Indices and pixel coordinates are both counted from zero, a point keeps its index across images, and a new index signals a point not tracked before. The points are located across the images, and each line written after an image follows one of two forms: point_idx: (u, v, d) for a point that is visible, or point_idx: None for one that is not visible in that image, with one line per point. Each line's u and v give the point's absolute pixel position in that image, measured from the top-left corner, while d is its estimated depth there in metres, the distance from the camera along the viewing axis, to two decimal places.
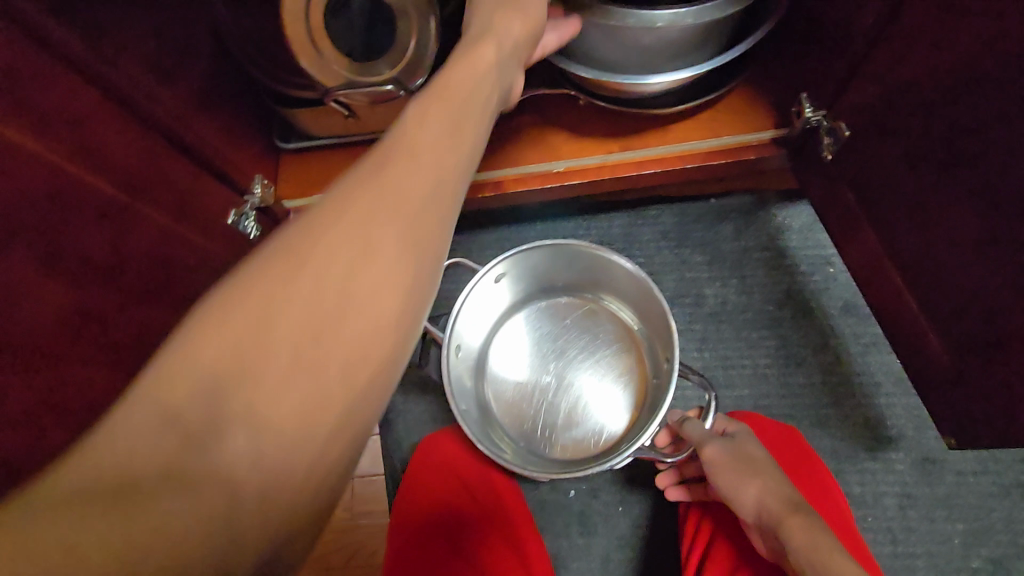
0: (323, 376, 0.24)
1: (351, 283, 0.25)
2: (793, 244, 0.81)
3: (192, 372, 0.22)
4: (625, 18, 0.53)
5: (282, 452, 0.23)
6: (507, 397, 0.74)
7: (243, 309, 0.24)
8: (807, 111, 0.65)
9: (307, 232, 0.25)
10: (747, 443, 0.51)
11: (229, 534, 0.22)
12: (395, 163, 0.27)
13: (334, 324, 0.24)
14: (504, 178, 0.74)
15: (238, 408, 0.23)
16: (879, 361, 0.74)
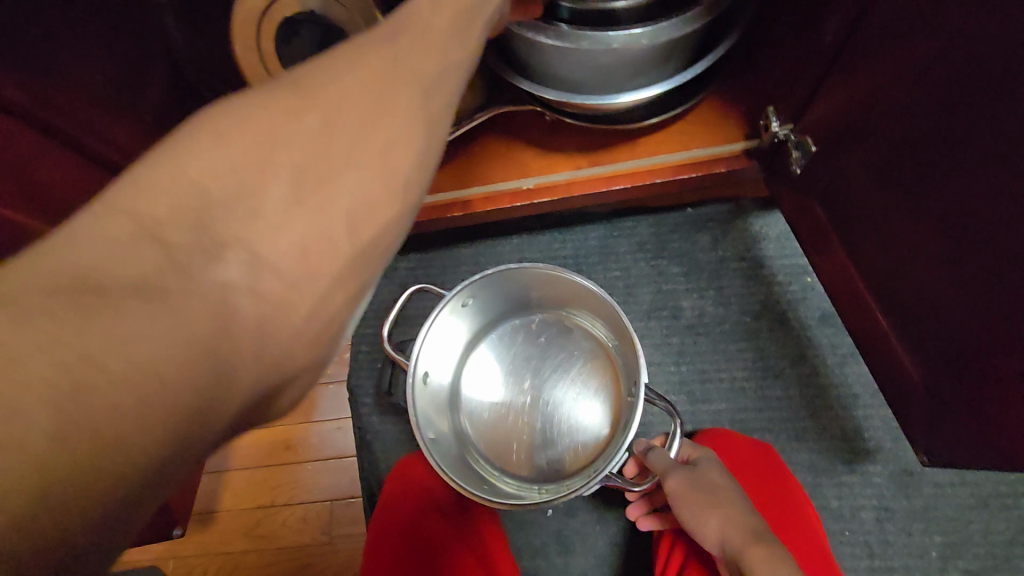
0: (325, 222, 0.24)
1: (358, 129, 0.25)
2: (770, 253, 0.80)
3: (181, 183, 0.22)
4: (580, 41, 0.52)
5: (276, 301, 0.23)
6: (482, 418, 0.73)
7: (243, 136, 0.23)
8: (774, 124, 0.64)
9: (307, 75, 0.25)
10: (708, 470, 0.53)
11: (213, 356, 0.21)
12: (408, 32, 0.27)
13: (337, 173, 0.24)
14: (472, 197, 0.73)
15: (235, 234, 0.22)
16: (858, 373, 0.73)
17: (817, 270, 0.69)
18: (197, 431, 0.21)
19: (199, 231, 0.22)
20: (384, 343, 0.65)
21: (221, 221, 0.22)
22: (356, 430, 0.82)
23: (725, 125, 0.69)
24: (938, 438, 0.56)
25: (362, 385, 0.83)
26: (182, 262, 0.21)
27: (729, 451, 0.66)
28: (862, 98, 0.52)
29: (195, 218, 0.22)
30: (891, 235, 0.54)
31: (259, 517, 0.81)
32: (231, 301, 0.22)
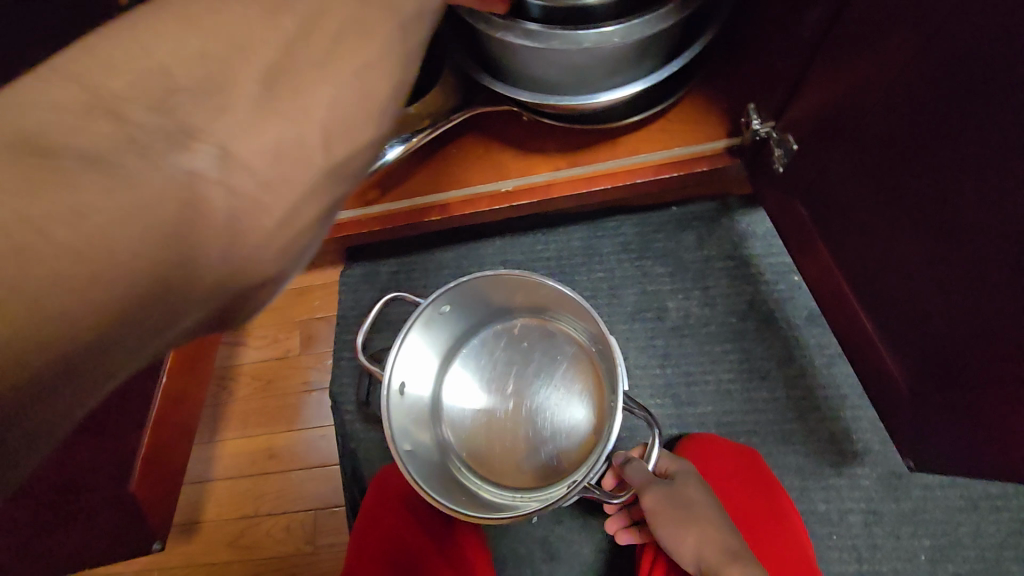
0: (300, 124, 0.22)
1: (340, 24, 0.23)
2: (757, 251, 0.78)
3: (143, 60, 0.20)
4: (550, 40, 0.50)
5: (250, 197, 0.22)
6: (464, 425, 0.72)
7: (215, 15, 0.21)
8: (756, 123, 0.62)
9: None
10: (686, 485, 0.54)
11: (170, 239, 0.20)
12: None
13: (315, 70, 0.22)
14: (450, 201, 0.71)
15: (201, 121, 0.20)
16: (846, 373, 0.71)
17: (802, 269, 0.68)
18: (159, 323, 0.20)
19: (165, 115, 0.20)
20: (359, 354, 0.64)
21: (188, 113, 0.20)
22: (338, 438, 0.81)
23: (706, 122, 0.67)
24: (924, 441, 0.55)
25: (343, 392, 0.82)
26: (143, 144, 0.19)
27: (711, 461, 0.66)
28: (842, 95, 0.50)
29: (159, 103, 0.20)
30: (874, 236, 0.53)
31: (242, 527, 0.80)
32: (197, 191, 0.20)
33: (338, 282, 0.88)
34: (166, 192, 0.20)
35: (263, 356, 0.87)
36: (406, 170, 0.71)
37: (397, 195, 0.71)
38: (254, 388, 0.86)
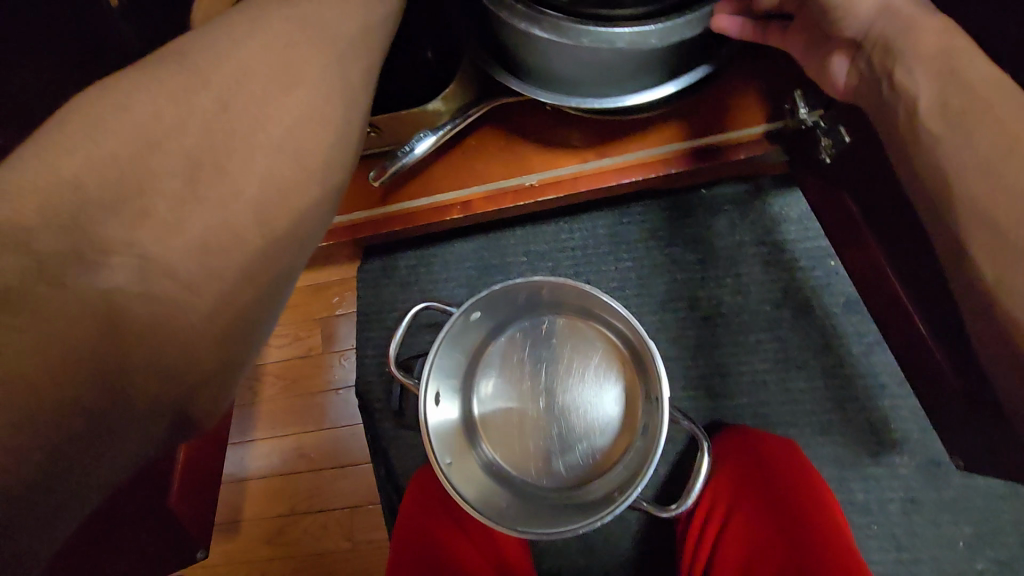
0: (226, 214, 0.26)
1: (241, 107, 0.28)
2: (793, 236, 0.75)
3: (57, 185, 0.23)
4: (582, 38, 0.42)
5: (174, 296, 0.25)
6: (497, 425, 0.71)
7: (114, 136, 0.25)
8: (801, 112, 0.56)
9: (192, 65, 0.27)
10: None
11: (102, 351, 0.23)
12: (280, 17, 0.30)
13: (224, 169, 0.27)
14: (472, 198, 0.68)
15: (117, 239, 0.24)
16: (885, 362, 0.70)
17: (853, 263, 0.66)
18: (112, 418, 0.24)
19: (76, 235, 0.23)
20: (393, 368, 0.64)
21: (102, 223, 0.24)
22: (370, 439, 0.81)
23: (744, 106, 0.62)
24: (986, 444, 0.54)
25: (371, 392, 0.81)
26: (53, 271, 0.23)
27: (753, 452, 0.66)
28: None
29: (74, 221, 0.23)
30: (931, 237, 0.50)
31: (281, 527, 0.81)
32: (119, 310, 0.24)
33: (356, 279, 0.86)
34: (81, 311, 0.23)
35: (286, 357, 0.86)
36: (422, 166, 0.67)
37: (415, 193, 0.67)
38: (280, 389, 0.85)
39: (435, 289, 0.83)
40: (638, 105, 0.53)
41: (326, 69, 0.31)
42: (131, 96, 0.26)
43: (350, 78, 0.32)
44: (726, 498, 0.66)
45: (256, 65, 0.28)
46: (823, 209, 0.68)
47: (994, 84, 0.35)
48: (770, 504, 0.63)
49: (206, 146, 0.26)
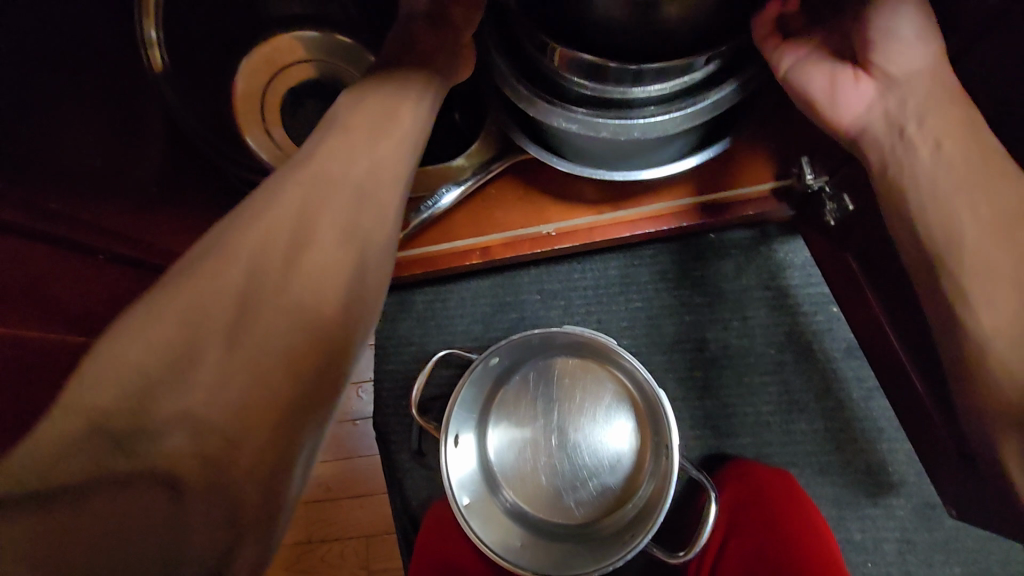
0: (266, 365, 0.30)
1: (276, 269, 0.32)
2: (796, 282, 0.79)
3: (123, 373, 0.28)
4: (574, 122, 0.50)
5: (221, 446, 0.29)
6: (511, 463, 0.74)
7: (165, 320, 0.29)
8: (808, 177, 0.62)
9: (227, 241, 0.33)
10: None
11: (166, 506, 0.28)
12: (300, 182, 0.36)
13: (263, 324, 0.31)
14: (491, 244, 0.71)
15: (170, 412, 0.28)
16: (883, 407, 0.74)
17: (853, 314, 0.70)
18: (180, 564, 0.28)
19: (138, 415, 0.27)
20: (415, 411, 0.68)
21: (163, 396, 0.28)
22: (387, 471, 0.83)
23: (753, 166, 0.67)
24: (975, 493, 0.58)
25: (388, 424, 0.84)
26: (126, 446, 0.27)
27: (753, 488, 0.70)
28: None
29: (135, 403, 0.28)
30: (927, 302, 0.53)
31: (298, 555, 0.84)
32: (179, 468, 0.28)
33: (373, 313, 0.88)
34: (149, 478, 0.27)
35: None
36: (445, 214, 0.70)
37: (437, 238, 0.70)
38: None
39: (450, 325, 0.85)
40: (650, 178, 0.58)
41: (348, 215, 0.36)
42: (179, 284, 0.31)
43: (365, 221, 0.37)
44: (727, 520, 0.70)
45: (281, 225, 0.34)
46: (825, 260, 0.72)
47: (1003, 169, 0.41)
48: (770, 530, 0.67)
49: (247, 306, 0.31)
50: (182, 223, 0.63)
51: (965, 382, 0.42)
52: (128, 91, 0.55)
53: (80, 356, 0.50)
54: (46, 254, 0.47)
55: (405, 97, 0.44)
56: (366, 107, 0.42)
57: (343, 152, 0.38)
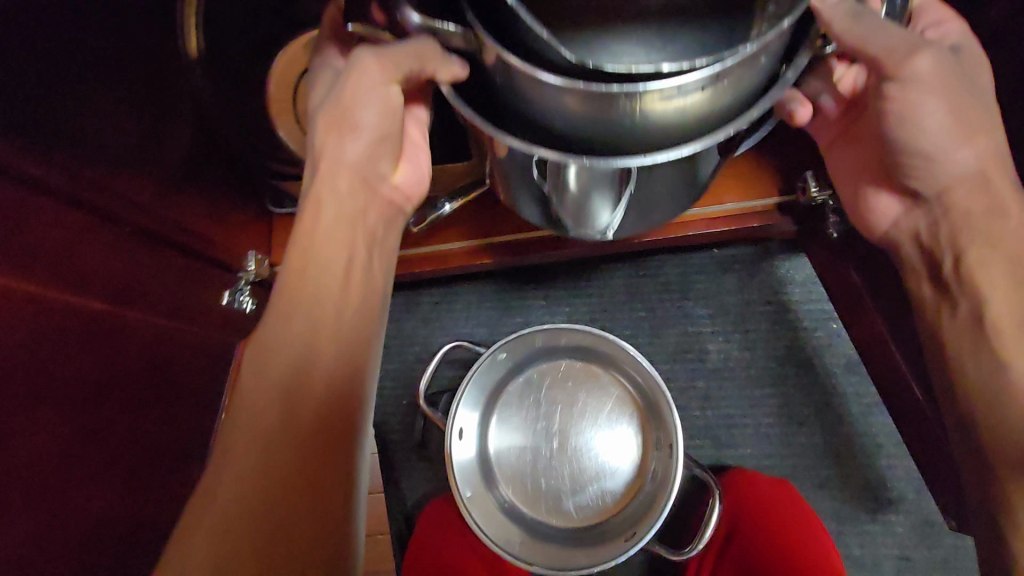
0: (289, 487, 0.43)
1: (278, 412, 0.44)
2: (797, 297, 0.80)
3: (199, 545, 0.39)
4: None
5: (283, 546, 0.41)
6: (511, 464, 0.74)
7: (213, 497, 0.41)
8: (813, 190, 0.63)
9: (240, 418, 0.43)
10: (969, 55, 0.48)
11: None
12: (288, 332, 0.46)
13: (278, 461, 0.43)
14: (502, 244, 0.73)
15: (237, 549, 0.40)
16: (882, 423, 0.74)
17: (854, 330, 0.72)
18: None
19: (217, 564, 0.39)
20: (421, 403, 0.68)
21: (225, 542, 0.40)
22: (384, 469, 0.83)
23: (761, 179, 0.69)
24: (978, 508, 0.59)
25: (388, 422, 0.84)
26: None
27: (750, 493, 0.70)
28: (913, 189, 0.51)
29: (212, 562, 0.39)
30: (914, 315, 0.55)
31: None
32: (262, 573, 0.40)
33: None
34: None
35: None
36: (460, 212, 0.72)
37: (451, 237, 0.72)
38: None
39: (456, 325, 0.86)
40: None
41: (328, 340, 0.47)
42: (213, 466, 0.42)
43: (344, 330, 0.49)
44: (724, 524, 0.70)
45: (278, 380, 0.44)
46: (827, 275, 0.74)
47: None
48: (768, 536, 0.67)
49: (261, 453, 0.42)
50: (207, 205, 0.65)
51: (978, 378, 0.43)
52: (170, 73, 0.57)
53: (107, 321, 0.51)
54: (86, 221, 0.48)
55: (357, 249, 0.52)
56: (316, 277, 0.48)
57: (321, 288, 0.48)
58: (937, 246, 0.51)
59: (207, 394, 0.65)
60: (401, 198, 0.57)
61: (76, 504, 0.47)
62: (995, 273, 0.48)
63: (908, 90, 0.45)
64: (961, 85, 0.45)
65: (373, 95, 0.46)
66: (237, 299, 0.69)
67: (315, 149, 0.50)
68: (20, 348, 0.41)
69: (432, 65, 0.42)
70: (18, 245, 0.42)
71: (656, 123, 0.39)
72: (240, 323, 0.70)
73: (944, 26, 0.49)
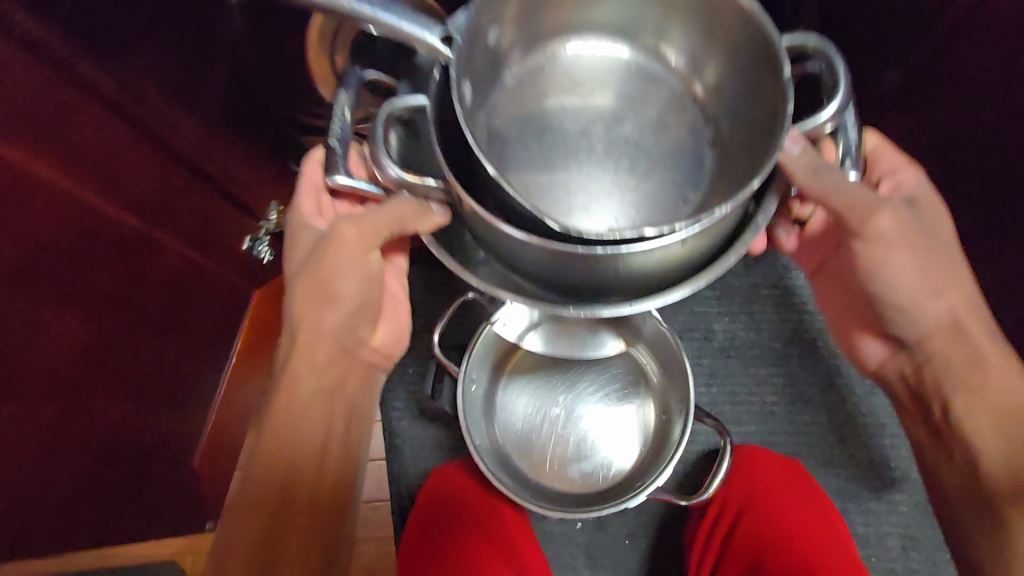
0: None
1: (262, 532, 0.47)
2: (801, 281, 0.80)
3: None
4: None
5: None
6: (517, 427, 0.74)
7: None
8: None
9: (227, 534, 0.47)
10: (927, 206, 0.51)
11: None
12: (270, 454, 0.49)
13: None
14: None
15: None
16: (885, 403, 0.75)
17: None
18: None
19: None
20: (436, 349, 0.70)
21: None
22: (386, 437, 0.81)
23: None
24: None
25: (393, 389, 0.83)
26: None
27: (757, 471, 0.71)
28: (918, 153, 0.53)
29: None
30: None
31: None
32: None
33: None
34: None
35: None
36: None
37: None
38: None
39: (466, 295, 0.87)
40: None
41: (311, 463, 0.50)
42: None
43: (330, 452, 0.51)
44: (719, 503, 0.71)
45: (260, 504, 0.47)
46: None
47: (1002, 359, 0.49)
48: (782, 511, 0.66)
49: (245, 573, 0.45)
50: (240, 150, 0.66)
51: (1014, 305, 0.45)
52: None
53: (136, 235, 0.51)
54: (132, 135, 0.49)
55: (335, 406, 0.53)
56: (296, 431, 0.49)
57: (311, 412, 0.51)
58: (924, 376, 0.52)
59: (218, 336, 0.65)
60: (380, 354, 0.59)
61: (65, 401, 0.46)
62: (983, 410, 0.49)
63: (871, 248, 0.49)
64: (921, 236, 0.49)
65: (353, 262, 0.50)
66: (257, 249, 0.68)
67: (295, 317, 0.51)
68: (39, 235, 0.42)
69: (409, 221, 0.46)
70: (63, 143, 0.43)
71: (634, 275, 0.42)
72: (256, 271, 0.70)
73: (898, 175, 0.53)
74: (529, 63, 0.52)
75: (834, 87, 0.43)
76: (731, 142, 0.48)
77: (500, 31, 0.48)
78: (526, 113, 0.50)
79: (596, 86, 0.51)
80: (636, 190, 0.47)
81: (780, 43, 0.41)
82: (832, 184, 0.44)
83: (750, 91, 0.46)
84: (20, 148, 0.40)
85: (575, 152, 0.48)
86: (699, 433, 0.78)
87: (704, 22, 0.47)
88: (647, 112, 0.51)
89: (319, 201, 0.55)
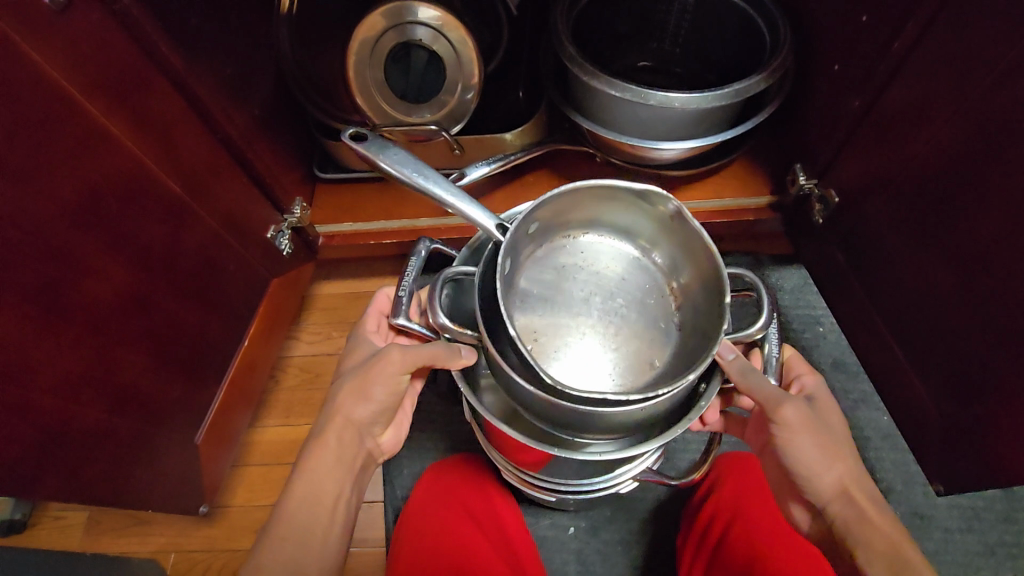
0: None
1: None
2: (786, 302, 0.89)
3: None
4: (626, 92, 0.62)
5: None
6: None
7: None
8: (801, 179, 0.73)
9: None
10: (824, 406, 0.56)
11: None
12: (289, 518, 0.48)
13: None
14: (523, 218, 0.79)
15: None
16: (868, 418, 0.80)
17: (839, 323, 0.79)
18: None
19: None
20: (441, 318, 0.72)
21: None
22: None
23: (756, 183, 0.80)
24: None
25: None
26: None
27: (745, 471, 0.69)
28: (875, 171, 0.61)
29: None
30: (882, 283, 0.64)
31: None
32: None
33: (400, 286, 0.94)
34: None
35: (314, 351, 0.90)
36: (486, 187, 0.80)
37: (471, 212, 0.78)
38: (301, 380, 0.88)
39: None
40: (689, 148, 0.68)
41: (328, 526, 0.49)
42: None
43: (339, 521, 0.50)
44: (711, 503, 0.68)
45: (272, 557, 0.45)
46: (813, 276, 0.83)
47: (884, 515, 0.50)
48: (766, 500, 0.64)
49: None
50: (276, 147, 0.72)
51: (976, 290, 0.51)
52: (261, 22, 0.66)
53: (177, 204, 0.55)
54: (186, 112, 0.55)
55: (344, 489, 0.51)
56: (311, 503, 0.49)
57: (333, 478, 0.51)
58: (834, 540, 0.51)
59: (235, 318, 0.68)
60: (379, 455, 0.59)
61: (92, 346, 0.48)
62: (879, 561, 0.47)
63: (780, 434, 0.52)
64: (821, 430, 0.53)
65: (388, 384, 0.52)
66: (278, 239, 0.73)
67: (333, 405, 0.52)
68: (97, 185, 0.46)
69: (440, 360, 0.51)
70: (131, 106, 0.48)
71: (614, 425, 0.49)
72: (276, 262, 0.75)
73: (802, 377, 0.58)
74: (555, 243, 0.60)
75: (759, 308, 0.51)
76: (689, 325, 0.56)
77: (539, 225, 0.56)
78: (545, 278, 0.59)
79: (602, 259, 0.60)
80: (616, 356, 0.56)
81: (726, 275, 0.50)
82: (758, 384, 0.50)
83: (708, 305, 0.54)
84: (97, 103, 0.44)
85: (575, 315, 0.57)
86: (689, 438, 0.81)
87: (686, 245, 0.55)
88: (635, 289, 0.59)
89: (377, 323, 0.60)
